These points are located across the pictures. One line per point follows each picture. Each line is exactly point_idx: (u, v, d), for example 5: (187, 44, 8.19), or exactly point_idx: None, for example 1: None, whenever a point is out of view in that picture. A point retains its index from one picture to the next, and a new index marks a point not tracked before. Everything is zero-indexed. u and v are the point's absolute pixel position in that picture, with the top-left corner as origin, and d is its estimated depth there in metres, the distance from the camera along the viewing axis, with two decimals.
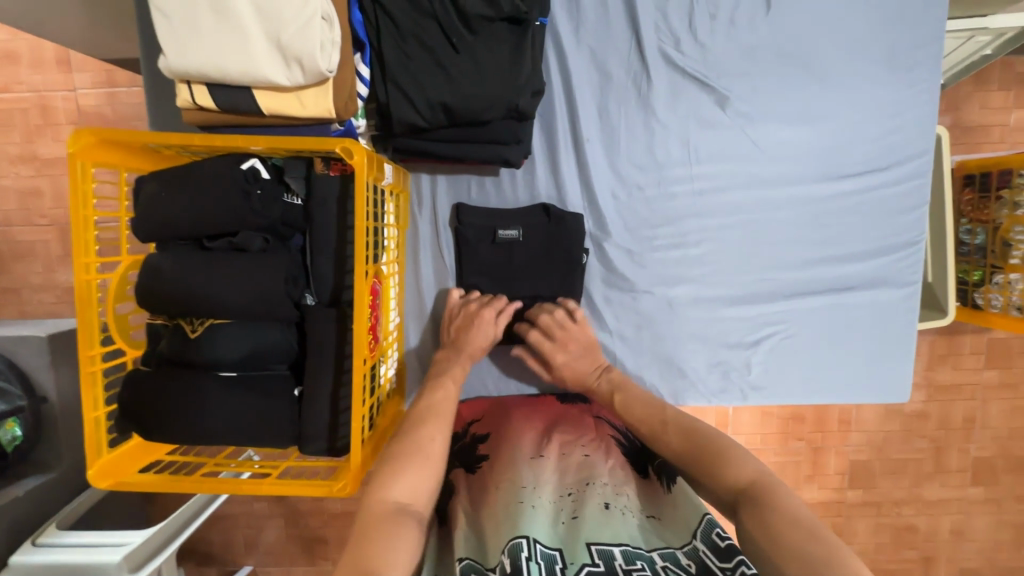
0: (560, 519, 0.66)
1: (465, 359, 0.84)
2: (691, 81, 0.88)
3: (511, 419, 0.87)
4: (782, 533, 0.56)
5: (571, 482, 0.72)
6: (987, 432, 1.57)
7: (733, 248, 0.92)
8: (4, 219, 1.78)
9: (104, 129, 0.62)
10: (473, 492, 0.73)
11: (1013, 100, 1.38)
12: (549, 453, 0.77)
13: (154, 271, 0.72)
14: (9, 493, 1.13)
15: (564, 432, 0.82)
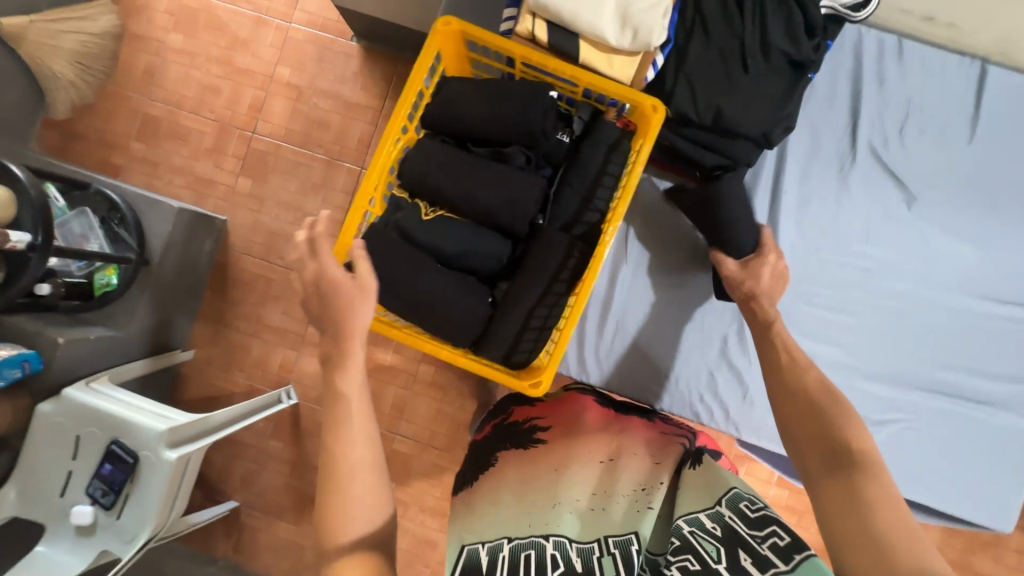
0: (634, 508, 0.73)
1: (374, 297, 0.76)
2: (888, 176, 1.00)
3: (578, 415, 0.88)
4: (878, 515, 0.60)
5: (644, 479, 0.77)
6: None
7: (883, 330, 0.99)
8: (177, 100, 1.92)
9: (466, 21, 0.74)
10: (532, 474, 0.80)
11: None
12: (620, 456, 0.80)
13: (423, 151, 0.82)
14: (83, 333, 1.30)
15: (633, 436, 0.83)
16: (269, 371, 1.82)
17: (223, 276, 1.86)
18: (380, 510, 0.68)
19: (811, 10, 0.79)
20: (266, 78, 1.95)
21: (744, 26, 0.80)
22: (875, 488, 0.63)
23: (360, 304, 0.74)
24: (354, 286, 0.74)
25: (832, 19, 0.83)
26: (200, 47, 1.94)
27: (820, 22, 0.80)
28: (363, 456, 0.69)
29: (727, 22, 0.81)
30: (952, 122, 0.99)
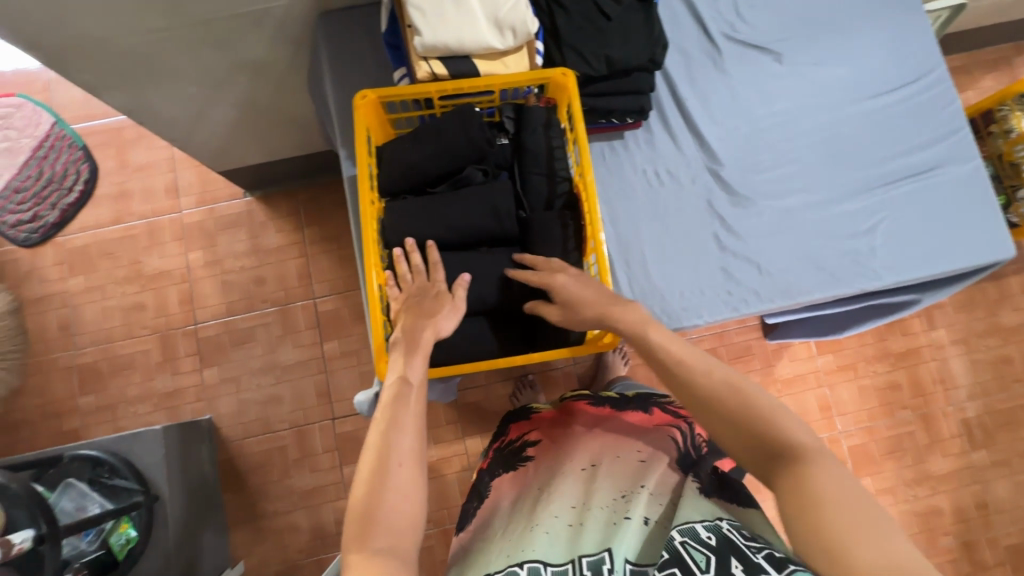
0: (612, 520, 0.79)
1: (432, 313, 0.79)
2: (751, 48, 1.16)
3: (566, 427, 0.99)
4: (830, 511, 0.53)
5: (626, 487, 0.85)
6: None
7: (821, 161, 1.12)
8: (105, 336, 1.90)
9: (379, 89, 0.83)
10: (522, 494, 0.91)
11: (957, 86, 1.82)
12: (602, 460, 0.90)
13: (397, 212, 0.87)
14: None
15: (618, 436, 0.94)
16: (325, 531, 1.79)
17: (234, 473, 1.82)
18: (415, 507, 0.65)
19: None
20: (183, 271, 1.94)
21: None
22: (813, 475, 0.56)
23: (447, 315, 0.79)
24: (449, 303, 0.80)
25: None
26: (104, 278, 1.93)
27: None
28: (408, 448, 0.67)
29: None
30: None
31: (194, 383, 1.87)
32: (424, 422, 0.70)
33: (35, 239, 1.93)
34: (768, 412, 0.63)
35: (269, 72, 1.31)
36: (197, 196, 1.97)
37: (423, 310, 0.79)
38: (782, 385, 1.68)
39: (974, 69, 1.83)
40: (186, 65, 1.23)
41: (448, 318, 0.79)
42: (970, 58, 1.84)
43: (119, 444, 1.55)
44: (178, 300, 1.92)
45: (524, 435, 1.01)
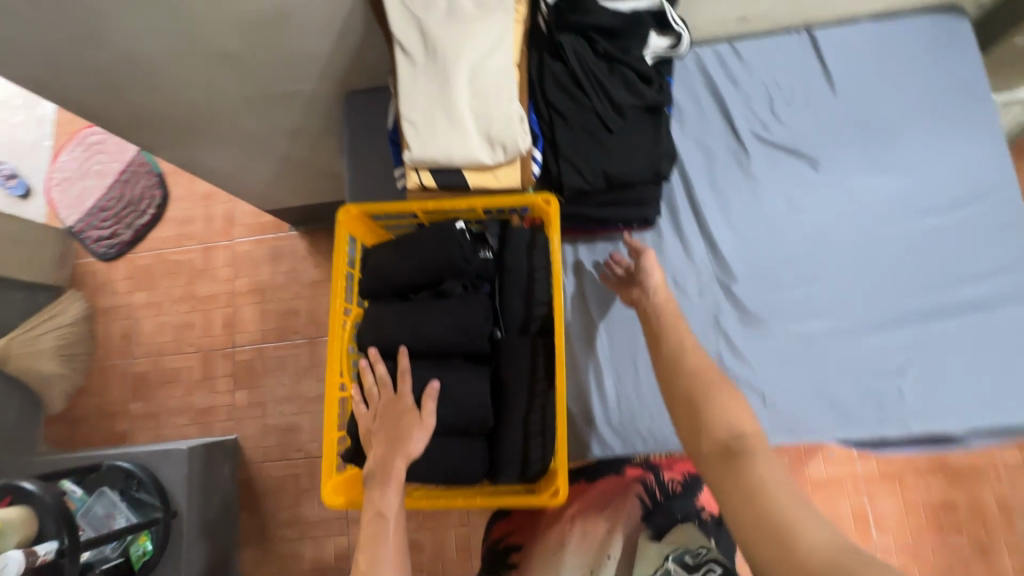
0: None
1: (397, 433, 0.77)
2: (784, 151, 1.07)
3: (534, 518, 1.01)
4: (770, 500, 0.60)
5: (593, 559, 0.89)
6: None
7: (851, 283, 1.01)
8: (157, 349, 2.08)
9: (365, 202, 0.84)
10: None
11: None
12: (572, 541, 0.93)
13: (373, 319, 0.87)
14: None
15: (584, 510, 0.98)
16: (325, 562, 1.85)
17: (251, 493, 1.93)
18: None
19: (638, 65, 0.91)
20: (228, 295, 2.08)
21: (592, 98, 0.90)
22: (757, 470, 0.63)
23: (417, 435, 0.77)
24: (418, 421, 0.78)
25: (661, 60, 0.95)
26: (163, 295, 2.12)
27: (651, 71, 0.92)
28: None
29: (576, 101, 0.91)
30: (809, 85, 1.09)
31: (227, 402, 2.01)
32: (406, 554, 0.69)
33: (111, 254, 2.15)
34: (719, 407, 0.71)
35: (302, 137, 1.38)
36: (249, 225, 2.12)
37: (393, 435, 0.77)
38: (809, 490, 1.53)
39: None
40: (227, 132, 1.32)
41: (420, 436, 0.77)
42: None
43: (151, 460, 1.69)
44: (222, 322, 2.07)
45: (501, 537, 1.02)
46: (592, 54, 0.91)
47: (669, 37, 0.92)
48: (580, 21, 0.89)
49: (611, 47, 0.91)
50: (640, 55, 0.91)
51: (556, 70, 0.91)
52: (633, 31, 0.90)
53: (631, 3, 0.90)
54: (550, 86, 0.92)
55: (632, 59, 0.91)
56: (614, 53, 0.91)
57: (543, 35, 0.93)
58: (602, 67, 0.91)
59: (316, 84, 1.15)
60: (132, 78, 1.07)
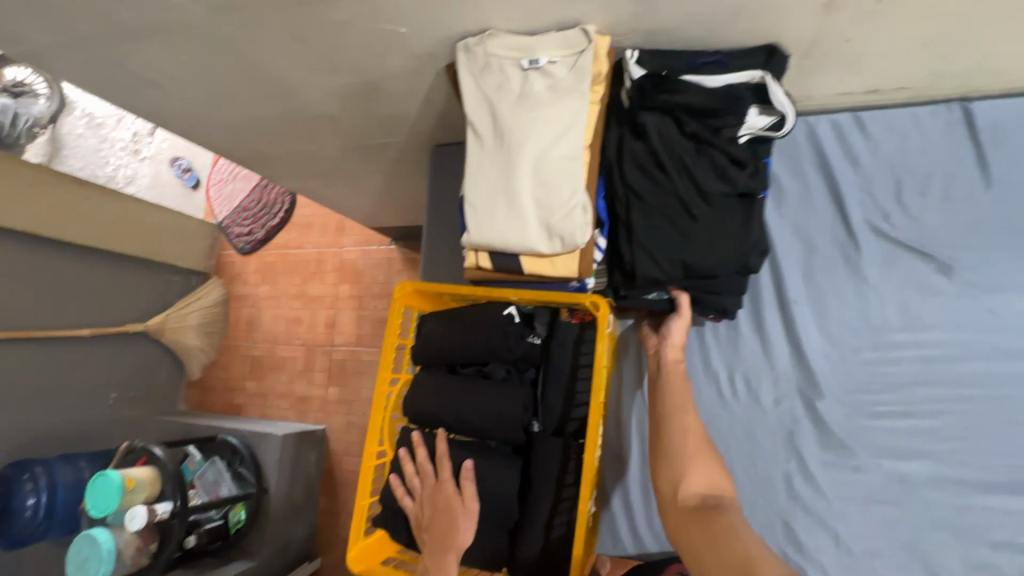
0: None
1: (444, 527, 0.78)
2: (908, 250, 0.90)
3: None
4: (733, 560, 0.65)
5: None
6: None
7: (978, 424, 0.82)
8: (272, 337, 2.37)
9: (419, 280, 0.87)
10: None
11: None
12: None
13: (419, 389, 0.90)
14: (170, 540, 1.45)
15: None
16: None
17: (330, 480, 2.14)
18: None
19: (731, 148, 0.82)
20: (333, 298, 2.30)
21: (674, 182, 0.83)
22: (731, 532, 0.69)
23: (463, 523, 0.78)
24: (460, 508, 0.78)
25: (761, 137, 0.84)
26: (281, 290, 2.40)
27: (746, 152, 0.82)
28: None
29: (656, 184, 0.85)
30: (954, 173, 0.90)
31: (321, 394, 2.23)
32: None
33: (246, 250, 2.48)
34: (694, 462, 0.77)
35: (397, 177, 1.46)
36: (357, 236, 2.31)
37: (438, 526, 0.78)
38: None
39: None
40: (333, 170, 1.44)
41: (465, 526, 0.77)
42: None
43: (252, 440, 1.95)
44: (325, 321, 2.29)
45: None
46: (677, 132, 0.84)
47: (772, 116, 0.80)
48: (667, 99, 0.82)
49: (699, 126, 0.83)
50: (735, 136, 0.82)
51: (637, 151, 0.86)
52: (727, 111, 0.80)
53: (728, 77, 0.79)
54: (629, 167, 0.87)
55: (723, 140, 0.82)
56: (703, 131, 0.83)
57: (627, 110, 0.89)
58: (689, 148, 0.84)
59: (406, 137, 1.21)
60: (256, 130, 1.22)
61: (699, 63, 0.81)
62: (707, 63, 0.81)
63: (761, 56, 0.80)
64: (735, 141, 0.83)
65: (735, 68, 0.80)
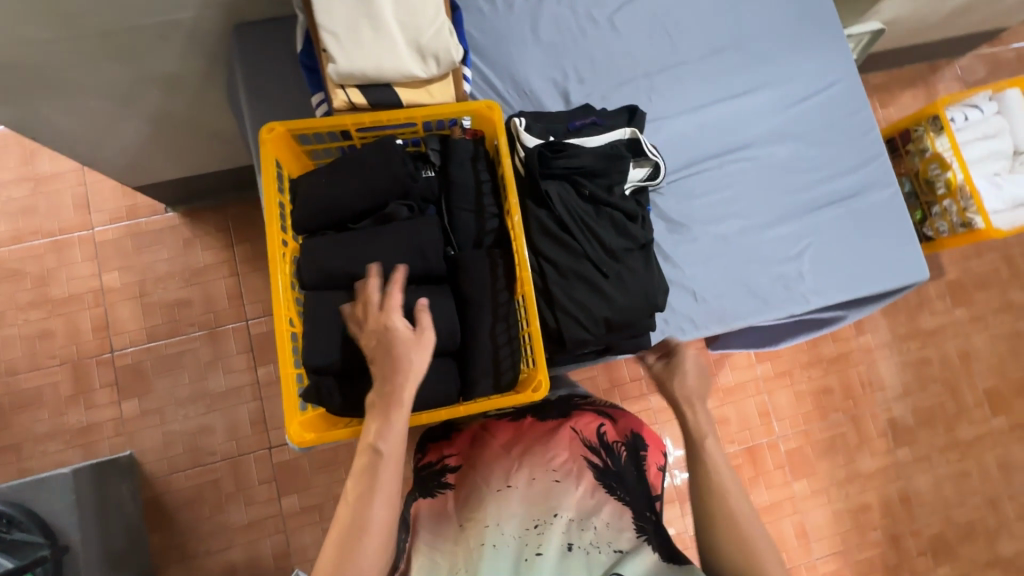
0: (524, 555, 0.73)
1: (395, 359, 0.69)
2: (685, 73, 1.17)
3: (486, 449, 0.91)
4: None
5: (540, 513, 0.79)
6: (982, 364, 1.89)
7: (753, 187, 1.14)
8: (6, 369, 1.69)
9: (289, 120, 0.76)
10: (443, 524, 0.83)
11: (879, 103, 1.91)
12: (517, 482, 0.83)
13: (315, 250, 0.80)
14: None
15: (534, 455, 0.87)
16: (262, 566, 1.66)
17: (159, 511, 1.66)
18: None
19: (624, 205, 0.94)
20: (96, 293, 1.75)
21: (582, 243, 0.90)
22: None
23: (416, 353, 0.69)
24: (414, 338, 0.69)
25: (639, 189, 0.99)
26: (4, 303, 1.72)
27: (635, 207, 0.95)
28: (380, 520, 0.62)
29: (565, 247, 0.91)
30: (697, 13, 1.19)
31: (113, 414, 1.69)
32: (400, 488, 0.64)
33: None
34: (735, 525, 0.71)
35: (182, 88, 1.21)
36: (113, 207, 1.79)
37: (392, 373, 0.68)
38: (725, 394, 1.73)
39: (893, 86, 1.93)
40: (83, 79, 1.10)
41: (417, 359, 0.68)
42: (891, 75, 1.93)
43: (22, 493, 1.39)
44: (93, 322, 1.73)
45: (446, 461, 0.93)
46: (577, 196, 0.93)
47: (647, 166, 0.96)
48: (563, 162, 0.91)
49: (594, 188, 0.93)
50: (624, 195, 0.95)
51: (543, 216, 0.90)
52: (613, 168, 0.93)
53: (605, 136, 0.93)
54: (536, 233, 0.91)
55: (617, 199, 0.94)
56: (599, 192, 0.93)
57: (525, 180, 0.94)
58: (589, 210, 0.93)
59: (197, 11, 1.02)
60: None
61: (577, 126, 0.96)
62: (584, 124, 0.96)
63: (625, 116, 1.00)
64: (624, 197, 0.95)
65: (606, 126, 0.97)
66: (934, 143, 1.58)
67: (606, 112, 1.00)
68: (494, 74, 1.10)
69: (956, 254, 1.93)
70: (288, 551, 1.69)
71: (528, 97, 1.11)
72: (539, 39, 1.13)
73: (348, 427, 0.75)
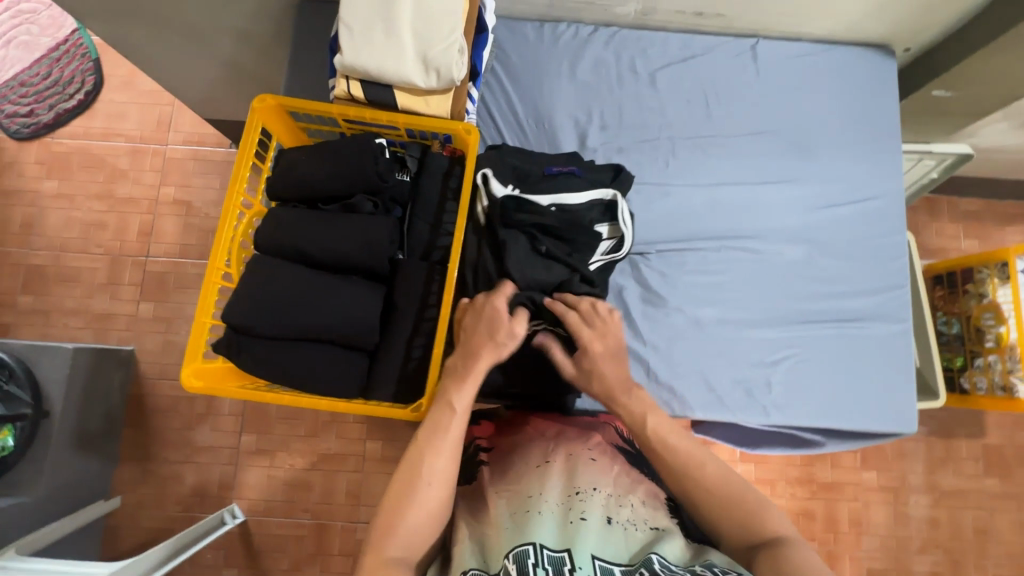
0: (568, 520, 0.71)
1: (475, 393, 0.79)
2: (711, 146, 1.12)
3: (520, 432, 0.89)
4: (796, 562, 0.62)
5: (579, 484, 0.76)
6: (1002, 548, 1.64)
7: (751, 280, 1.08)
8: (61, 244, 1.73)
9: (282, 95, 0.82)
10: (471, 499, 0.79)
11: (964, 231, 1.67)
12: (555, 457, 0.82)
13: (275, 220, 0.85)
14: None
15: (571, 438, 0.86)
16: (207, 493, 1.60)
17: (140, 409, 1.65)
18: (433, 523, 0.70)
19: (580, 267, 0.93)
20: (152, 202, 1.77)
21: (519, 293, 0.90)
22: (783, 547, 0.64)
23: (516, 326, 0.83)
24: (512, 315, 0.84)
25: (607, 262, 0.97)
26: (78, 187, 1.76)
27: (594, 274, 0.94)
28: (435, 499, 0.70)
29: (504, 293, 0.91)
30: (744, 89, 1.14)
31: (121, 310, 1.70)
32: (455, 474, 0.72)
33: (24, 134, 1.76)
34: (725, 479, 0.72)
35: (249, 43, 1.29)
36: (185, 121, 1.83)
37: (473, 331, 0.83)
38: None
39: (990, 217, 1.68)
40: (166, 14, 1.19)
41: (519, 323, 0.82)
42: (991, 205, 1.69)
43: (26, 349, 1.40)
44: (138, 223, 1.75)
45: (473, 442, 0.91)
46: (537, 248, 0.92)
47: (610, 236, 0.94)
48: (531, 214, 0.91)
49: (555, 245, 0.93)
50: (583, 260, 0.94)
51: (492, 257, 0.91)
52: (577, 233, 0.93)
53: (583, 197, 0.92)
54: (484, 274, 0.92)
55: (575, 261, 0.93)
56: (559, 250, 0.93)
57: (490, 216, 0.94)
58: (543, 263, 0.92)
59: None
60: None
61: (554, 172, 0.95)
62: (560, 172, 0.95)
63: (611, 173, 0.99)
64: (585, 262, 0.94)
65: (584, 179, 0.96)
66: (995, 291, 1.41)
67: (594, 165, 0.99)
68: (519, 100, 1.12)
69: (1005, 418, 1.70)
70: (231, 484, 1.60)
71: (545, 130, 1.11)
72: (574, 78, 1.13)
73: (243, 387, 0.79)
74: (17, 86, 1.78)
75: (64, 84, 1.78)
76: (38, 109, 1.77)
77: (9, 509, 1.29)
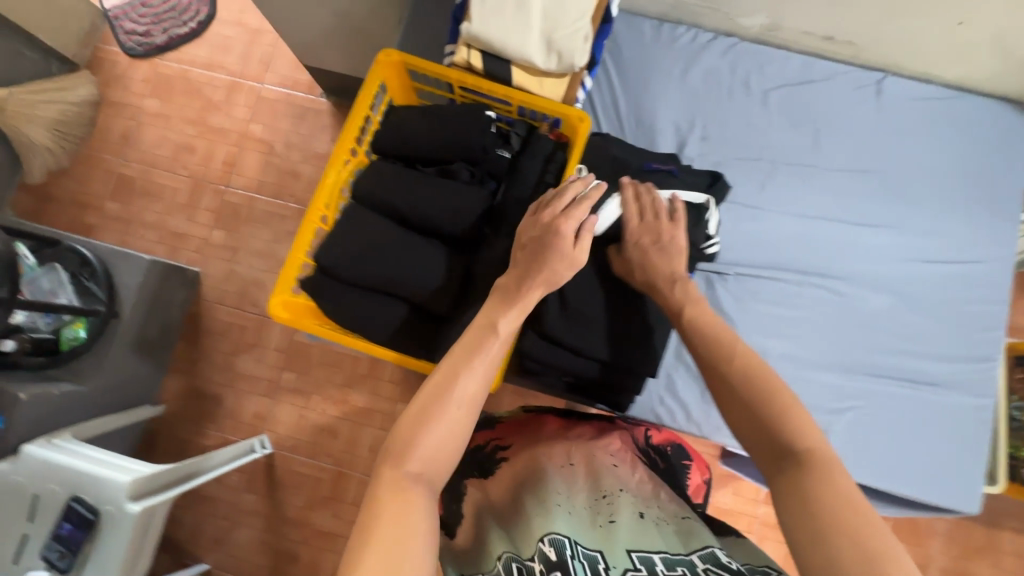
0: (598, 521, 0.68)
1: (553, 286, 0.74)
2: (811, 176, 1.08)
3: (537, 431, 0.85)
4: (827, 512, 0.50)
5: (604, 487, 0.73)
6: None
7: (825, 321, 1.04)
8: (151, 160, 1.81)
9: (407, 53, 0.83)
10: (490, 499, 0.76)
11: None
12: (578, 459, 0.78)
13: (376, 172, 0.87)
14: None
15: (590, 440, 0.82)
16: (240, 421, 1.65)
17: (195, 328, 1.71)
18: (470, 420, 0.62)
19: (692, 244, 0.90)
20: (240, 134, 1.81)
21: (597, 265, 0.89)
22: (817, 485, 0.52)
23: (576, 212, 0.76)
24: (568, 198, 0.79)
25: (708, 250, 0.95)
26: (176, 108, 1.83)
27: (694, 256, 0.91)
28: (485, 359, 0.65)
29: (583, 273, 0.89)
30: (857, 123, 1.09)
31: (193, 233, 1.77)
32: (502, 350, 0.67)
33: (138, 52, 1.84)
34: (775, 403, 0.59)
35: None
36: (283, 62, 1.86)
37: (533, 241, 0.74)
38: None
39: None
40: None
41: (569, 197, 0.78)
42: None
43: (104, 249, 1.41)
44: (224, 152, 1.81)
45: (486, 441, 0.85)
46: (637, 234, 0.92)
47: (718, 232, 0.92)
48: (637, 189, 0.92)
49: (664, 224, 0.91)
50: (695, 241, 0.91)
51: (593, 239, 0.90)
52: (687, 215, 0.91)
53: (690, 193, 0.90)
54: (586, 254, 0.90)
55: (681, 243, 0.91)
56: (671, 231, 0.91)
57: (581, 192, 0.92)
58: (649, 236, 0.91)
59: None
60: None
61: (652, 168, 0.94)
62: (659, 169, 0.94)
63: (708, 180, 0.96)
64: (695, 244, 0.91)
65: (680, 180, 0.94)
66: None
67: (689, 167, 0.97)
68: (624, 97, 1.10)
69: None
70: (266, 417, 1.64)
71: (645, 131, 1.09)
72: (685, 81, 1.10)
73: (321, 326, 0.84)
74: (139, 6, 1.86)
75: (180, 11, 1.86)
76: (154, 30, 1.85)
77: (70, 395, 1.32)
